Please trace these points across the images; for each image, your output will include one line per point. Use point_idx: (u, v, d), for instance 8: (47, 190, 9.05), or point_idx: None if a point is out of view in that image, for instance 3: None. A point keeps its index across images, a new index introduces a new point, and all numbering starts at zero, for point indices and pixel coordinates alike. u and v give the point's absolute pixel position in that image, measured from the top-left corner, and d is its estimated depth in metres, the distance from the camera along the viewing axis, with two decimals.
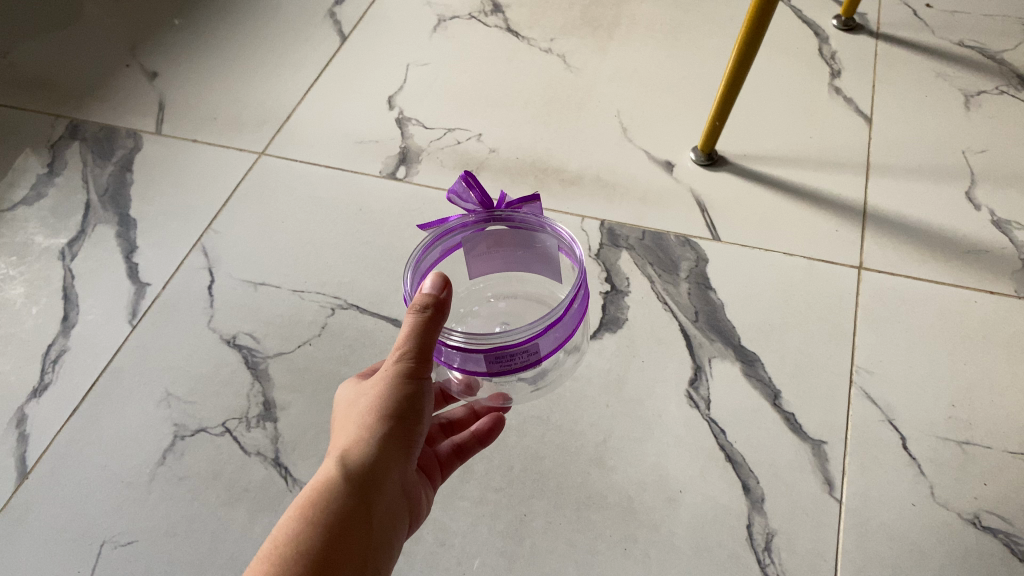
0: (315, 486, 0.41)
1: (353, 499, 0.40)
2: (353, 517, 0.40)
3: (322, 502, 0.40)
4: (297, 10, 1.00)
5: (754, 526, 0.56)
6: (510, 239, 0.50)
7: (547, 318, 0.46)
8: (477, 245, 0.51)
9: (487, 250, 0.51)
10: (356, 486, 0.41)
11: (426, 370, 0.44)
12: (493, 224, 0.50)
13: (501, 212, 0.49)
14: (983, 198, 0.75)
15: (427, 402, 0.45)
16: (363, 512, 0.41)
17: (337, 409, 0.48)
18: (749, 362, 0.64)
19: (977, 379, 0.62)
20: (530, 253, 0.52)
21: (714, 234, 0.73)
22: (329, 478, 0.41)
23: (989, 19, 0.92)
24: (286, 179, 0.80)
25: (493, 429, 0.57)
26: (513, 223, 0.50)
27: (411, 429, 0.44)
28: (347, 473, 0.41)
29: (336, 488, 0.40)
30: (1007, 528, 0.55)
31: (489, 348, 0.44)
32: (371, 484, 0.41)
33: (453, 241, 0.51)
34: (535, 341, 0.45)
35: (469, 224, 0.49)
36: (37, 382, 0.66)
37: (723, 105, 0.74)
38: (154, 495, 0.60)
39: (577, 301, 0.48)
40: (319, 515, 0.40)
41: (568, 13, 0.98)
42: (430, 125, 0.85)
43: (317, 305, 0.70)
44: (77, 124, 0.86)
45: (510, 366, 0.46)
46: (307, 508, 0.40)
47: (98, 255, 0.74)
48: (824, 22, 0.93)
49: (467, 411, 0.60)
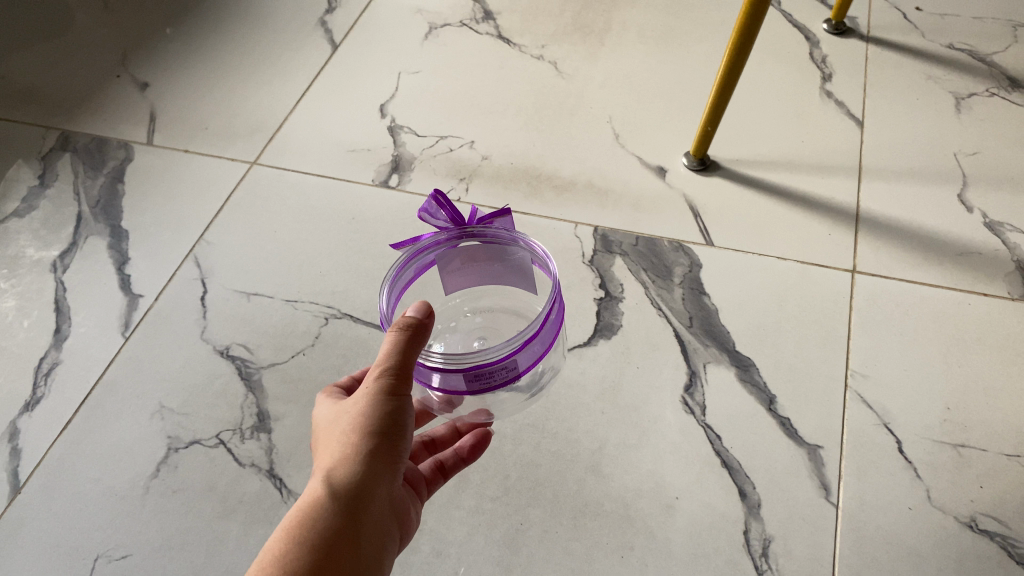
0: (301, 509, 0.41)
1: (340, 520, 0.40)
2: (341, 538, 0.40)
3: (310, 523, 0.40)
4: (288, 19, 1.00)
5: (751, 532, 0.56)
6: (483, 254, 0.50)
7: (524, 335, 0.45)
8: (452, 261, 0.50)
9: (459, 264, 0.50)
10: (342, 506, 0.41)
11: (408, 387, 0.44)
12: (466, 241, 0.49)
13: (473, 228, 0.49)
14: (976, 201, 0.75)
15: (411, 415, 0.45)
16: (351, 533, 0.40)
17: (318, 426, 0.48)
18: (744, 367, 0.64)
19: (972, 382, 0.62)
20: (504, 268, 0.51)
21: (708, 239, 0.73)
22: (315, 501, 0.41)
23: (978, 21, 0.93)
24: (279, 189, 0.80)
25: (477, 445, 0.56)
26: (486, 238, 0.49)
27: (397, 444, 0.44)
28: (333, 494, 0.41)
29: (322, 510, 0.40)
30: (1005, 531, 0.55)
31: (467, 367, 0.44)
32: (359, 503, 0.41)
33: (428, 259, 0.50)
34: (513, 358, 0.45)
35: (443, 241, 0.49)
36: (29, 396, 0.66)
37: (715, 111, 0.74)
38: (148, 509, 0.60)
39: (550, 320, 0.47)
40: (306, 536, 0.40)
41: (559, 20, 0.98)
42: (422, 133, 0.85)
43: (310, 315, 0.70)
44: (68, 136, 0.86)
45: (490, 383, 0.46)
46: (295, 531, 0.40)
47: (89, 267, 0.74)
48: (814, 26, 0.94)
49: (449, 428, 0.59)
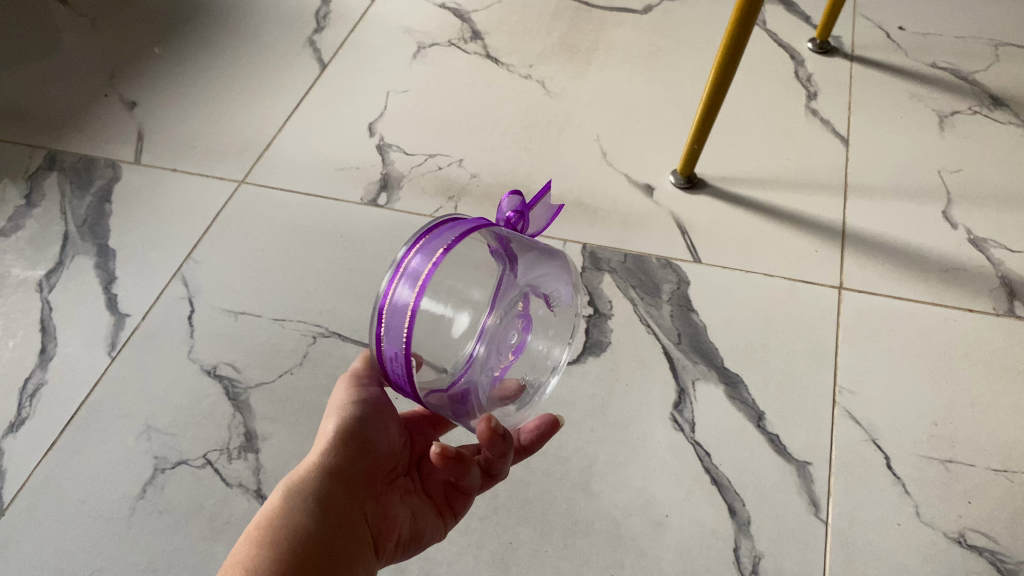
0: (265, 514, 0.41)
1: (298, 509, 0.40)
2: (300, 523, 0.39)
3: (271, 522, 0.40)
4: (277, 38, 1.00)
5: (741, 549, 0.56)
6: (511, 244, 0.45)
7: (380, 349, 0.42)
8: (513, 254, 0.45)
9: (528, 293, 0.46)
10: (303, 500, 0.40)
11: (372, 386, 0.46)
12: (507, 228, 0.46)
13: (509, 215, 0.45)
14: (960, 217, 0.76)
15: (381, 423, 0.45)
16: (311, 517, 0.40)
17: None
18: (733, 384, 0.64)
19: (958, 397, 0.63)
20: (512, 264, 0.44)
21: (695, 257, 0.73)
22: (276, 502, 0.41)
23: (960, 41, 0.94)
24: (267, 208, 0.80)
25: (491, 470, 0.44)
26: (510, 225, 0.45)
27: (364, 445, 0.43)
28: (295, 489, 0.41)
29: (285, 506, 0.40)
30: (993, 546, 0.55)
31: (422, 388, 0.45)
32: (321, 492, 0.41)
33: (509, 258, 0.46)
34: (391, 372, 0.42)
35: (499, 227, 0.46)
36: (14, 417, 0.65)
37: (701, 130, 0.75)
38: (134, 530, 0.59)
39: (389, 350, 0.40)
40: (266, 533, 0.39)
41: (547, 40, 0.99)
42: (411, 151, 0.85)
43: (298, 334, 0.70)
44: (55, 155, 0.86)
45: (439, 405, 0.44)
46: (257, 531, 0.39)
47: (75, 287, 0.74)
48: (799, 45, 0.94)
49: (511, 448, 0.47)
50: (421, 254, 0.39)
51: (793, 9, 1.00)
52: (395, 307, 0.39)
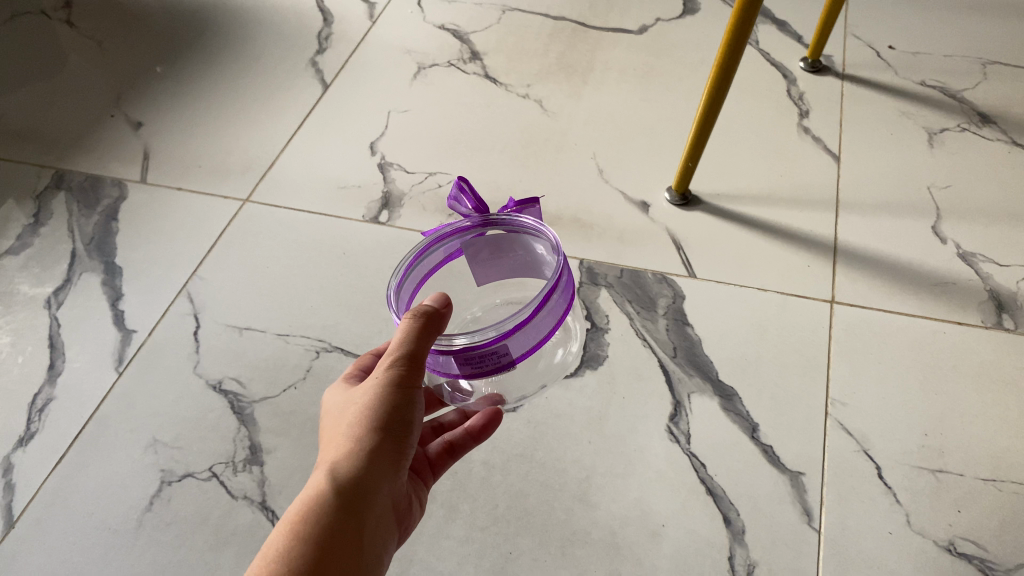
0: (304, 501, 0.41)
1: (342, 515, 0.41)
2: (337, 523, 0.40)
3: (313, 516, 0.40)
4: (280, 59, 1.02)
5: (735, 558, 0.57)
6: (501, 244, 0.55)
7: (514, 321, 0.48)
8: (480, 253, 0.55)
9: (482, 249, 0.55)
10: (345, 500, 0.41)
11: (418, 376, 0.45)
12: (491, 229, 0.54)
13: (496, 216, 0.53)
14: (949, 233, 0.77)
15: (416, 413, 0.45)
16: (354, 531, 0.41)
17: (327, 418, 0.48)
18: (727, 396, 0.65)
19: (947, 408, 0.64)
20: (509, 255, 0.56)
21: (690, 272, 0.75)
22: (317, 493, 0.41)
23: (949, 59, 0.96)
24: (271, 225, 0.82)
25: (487, 426, 0.56)
26: (510, 227, 0.54)
27: (400, 441, 0.44)
28: (339, 490, 0.41)
29: (326, 502, 0.41)
30: (981, 554, 0.57)
31: (456, 352, 0.47)
32: (360, 492, 0.42)
33: (453, 247, 0.55)
34: (503, 343, 0.48)
35: (469, 228, 0.54)
36: (24, 432, 0.67)
37: (694, 148, 0.76)
38: (141, 542, 0.61)
39: (519, 342, 0.49)
40: (309, 529, 0.40)
41: (544, 59, 1.01)
42: (412, 170, 0.87)
43: (302, 349, 0.71)
44: (63, 174, 0.87)
45: (484, 368, 0.49)
46: (297, 525, 0.40)
47: (83, 303, 0.75)
48: (790, 64, 0.96)
49: (459, 414, 0.61)
50: (547, 313, 0.49)
51: (785, 29, 1.02)
52: (516, 342, 0.48)
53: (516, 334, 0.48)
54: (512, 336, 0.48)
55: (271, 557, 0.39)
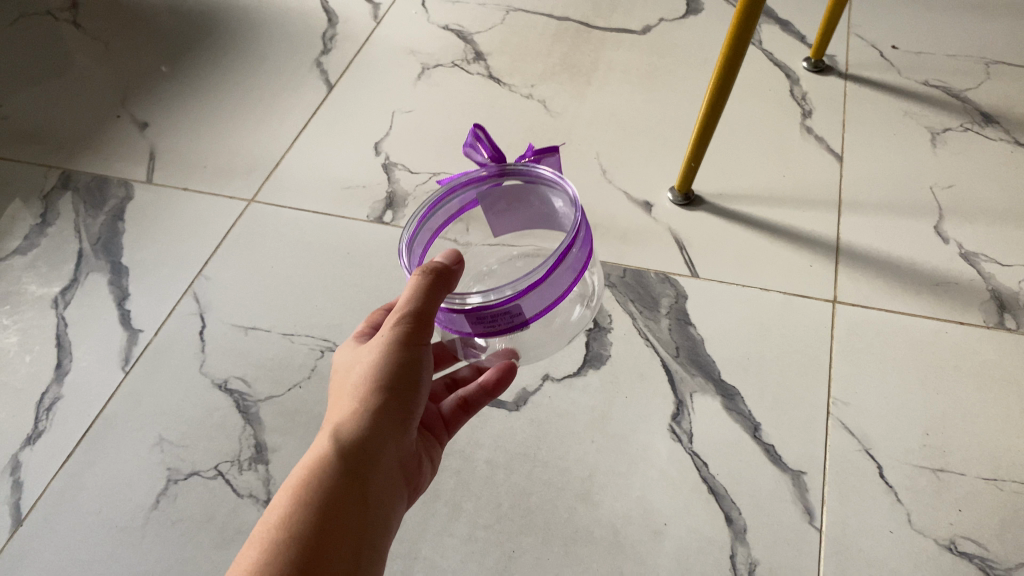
0: (309, 465, 0.42)
1: (346, 478, 0.41)
2: (340, 487, 0.41)
3: (317, 480, 0.41)
4: (285, 60, 1.03)
5: (737, 556, 0.58)
6: (518, 193, 0.54)
7: (528, 280, 0.47)
8: (497, 202, 0.55)
9: (499, 198, 0.55)
10: (349, 462, 0.42)
11: (425, 334, 0.45)
12: (508, 178, 0.53)
13: (513, 167, 0.52)
14: (952, 232, 0.78)
15: (424, 372, 0.46)
16: (359, 493, 0.42)
17: (337, 375, 0.49)
18: (729, 396, 0.66)
19: (949, 408, 0.64)
20: (526, 206, 0.55)
21: (693, 271, 0.75)
22: (321, 457, 0.42)
23: (953, 59, 0.96)
24: (276, 225, 0.82)
25: (501, 380, 0.56)
26: (527, 176, 0.53)
27: (407, 401, 0.45)
28: (342, 451, 0.42)
29: (330, 466, 0.41)
30: (982, 553, 0.57)
31: (468, 311, 0.47)
32: (365, 454, 0.42)
33: (470, 195, 0.55)
34: (515, 303, 0.47)
35: (486, 177, 0.53)
36: (32, 430, 0.67)
37: (697, 148, 0.77)
38: (148, 540, 0.61)
39: (532, 302, 0.48)
40: (313, 493, 0.41)
41: (548, 60, 1.01)
42: (416, 170, 0.87)
43: (307, 348, 0.72)
44: (70, 175, 0.88)
45: (497, 325, 0.49)
46: (301, 490, 0.41)
47: (90, 302, 0.76)
48: (794, 63, 0.97)
49: (471, 370, 0.62)
50: (563, 271, 0.49)
51: (788, 29, 1.02)
52: (529, 302, 0.48)
53: (529, 295, 0.47)
54: (525, 296, 0.47)
55: (275, 522, 0.40)
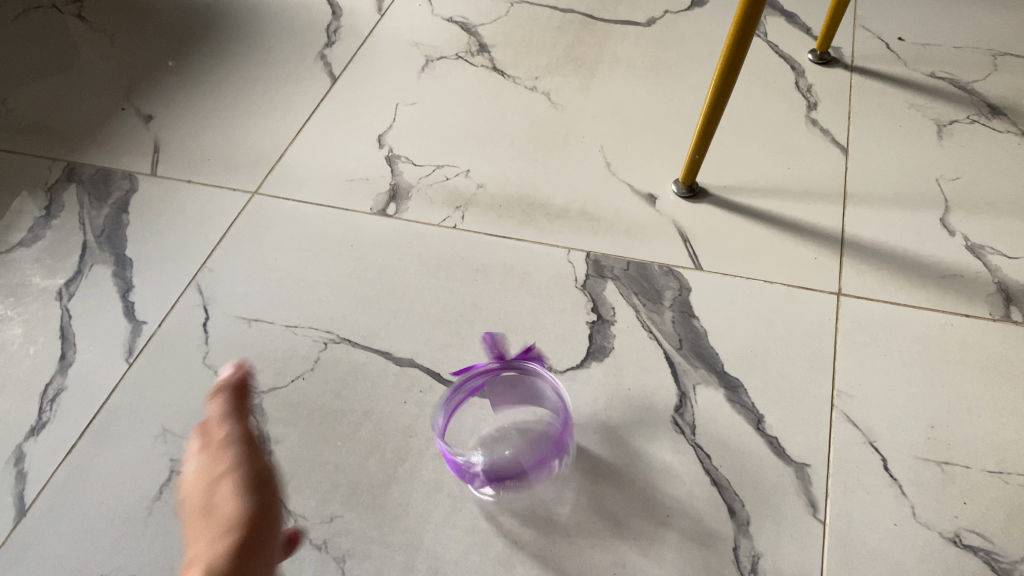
0: None
1: None
2: None
3: None
4: (289, 53, 1.02)
5: (740, 548, 0.57)
6: (518, 383, 0.66)
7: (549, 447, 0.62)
8: (495, 386, 0.66)
9: (499, 392, 0.66)
10: None
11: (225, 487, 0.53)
12: (508, 371, 0.66)
13: (514, 363, 0.66)
14: (958, 225, 0.77)
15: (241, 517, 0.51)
16: None
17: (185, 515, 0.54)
18: (733, 388, 0.65)
19: (954, 401, 0.64)
20: (518, 395, 0.66)
21: (697, 264, 0.75)
22: None
23: (959, 51, 0.95)
24: (279, 218, 0.82)
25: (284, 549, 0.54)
26: (521, 371, 0.66)
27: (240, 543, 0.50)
28: None
29: None
30: (987, 546, 0.57)
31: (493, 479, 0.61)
32: None
33: (475, 385, 0.66)
34: (530, 476, 0.61)
35: (492, 370, 0.66)
36: (35, 422, 0.67)
37: (701, 141, 0.77)
38: (150, 530, 0.61)
39: (538, 471, 0.62)
40: None
41: (552, 52, 1.01)
42: (419, 163, 0.87)
43: (310, 340, 0.72)
44: (74, 167, 0.88)
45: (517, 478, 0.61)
46: None
47: (94, 294, 0.76)
48: (799, 56, 0.96)
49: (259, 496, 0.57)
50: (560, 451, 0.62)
51: (794, 21, 1.02)
52: (536, 478, 0.62)
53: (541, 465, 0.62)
54: (534, 477, 0.61)
55: None
